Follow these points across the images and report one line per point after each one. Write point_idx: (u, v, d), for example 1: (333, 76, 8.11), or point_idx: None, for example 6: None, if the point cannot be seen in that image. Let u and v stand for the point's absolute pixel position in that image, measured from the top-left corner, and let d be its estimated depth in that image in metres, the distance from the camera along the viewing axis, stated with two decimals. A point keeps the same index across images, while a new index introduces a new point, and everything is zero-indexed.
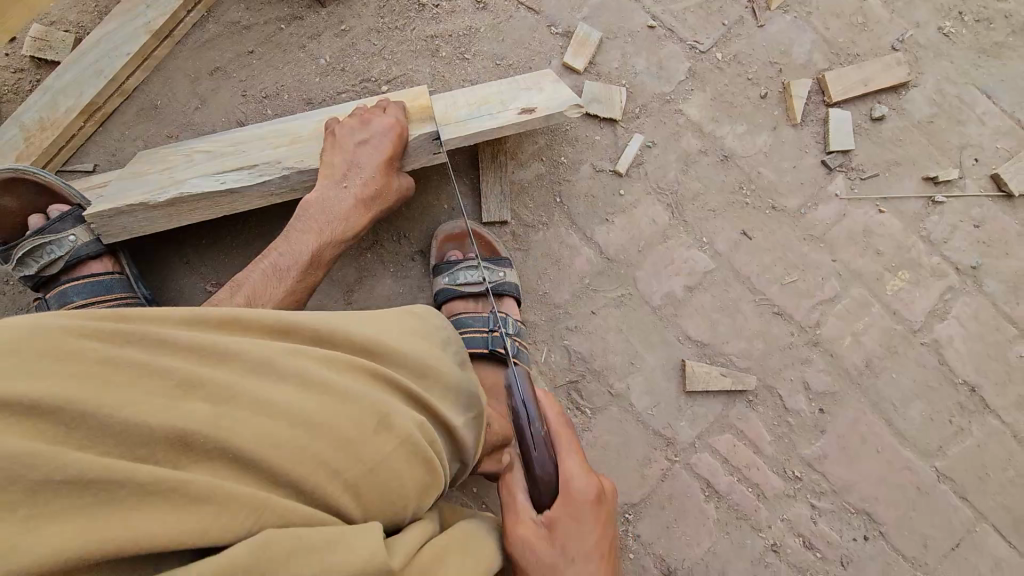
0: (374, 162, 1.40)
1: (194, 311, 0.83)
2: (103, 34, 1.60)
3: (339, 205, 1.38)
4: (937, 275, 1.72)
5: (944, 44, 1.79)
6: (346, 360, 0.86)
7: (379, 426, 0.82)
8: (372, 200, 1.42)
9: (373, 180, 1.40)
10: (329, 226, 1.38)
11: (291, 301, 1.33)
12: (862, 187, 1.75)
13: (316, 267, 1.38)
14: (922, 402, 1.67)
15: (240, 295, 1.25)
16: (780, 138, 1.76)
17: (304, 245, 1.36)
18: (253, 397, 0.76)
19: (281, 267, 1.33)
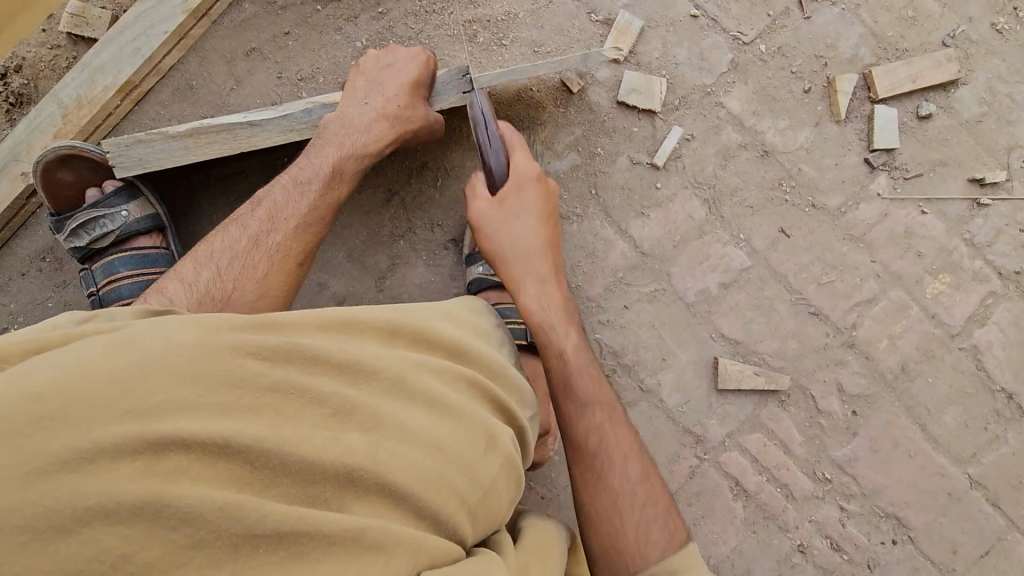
0: (400, 85, 1.35)
1: (321, 318, 0.84)
2: (140, 13, 1.59)
3: (362, 125, 1.32)
4: (978, 280, 1.68)
5: (997, 41, 1.73)
6: (453, 371, 0.89)
7: (492, 447, 0.87)
8: (397, 118, 1.34)
9: (398, 98, 1.33)
10: (350, 140, 1.31)
11: (313, 217, 1.26)
12: (905, 187, 1.71)
13: (339, 181, 1.30)
14: (958, 408, 1.64)
15: (260, 210, 1.23)
16: (822, 135, 1.72)
17: (324, 158, 1.29)
18: (390, 418, 0.79)
19: (302, 181, 1.27)
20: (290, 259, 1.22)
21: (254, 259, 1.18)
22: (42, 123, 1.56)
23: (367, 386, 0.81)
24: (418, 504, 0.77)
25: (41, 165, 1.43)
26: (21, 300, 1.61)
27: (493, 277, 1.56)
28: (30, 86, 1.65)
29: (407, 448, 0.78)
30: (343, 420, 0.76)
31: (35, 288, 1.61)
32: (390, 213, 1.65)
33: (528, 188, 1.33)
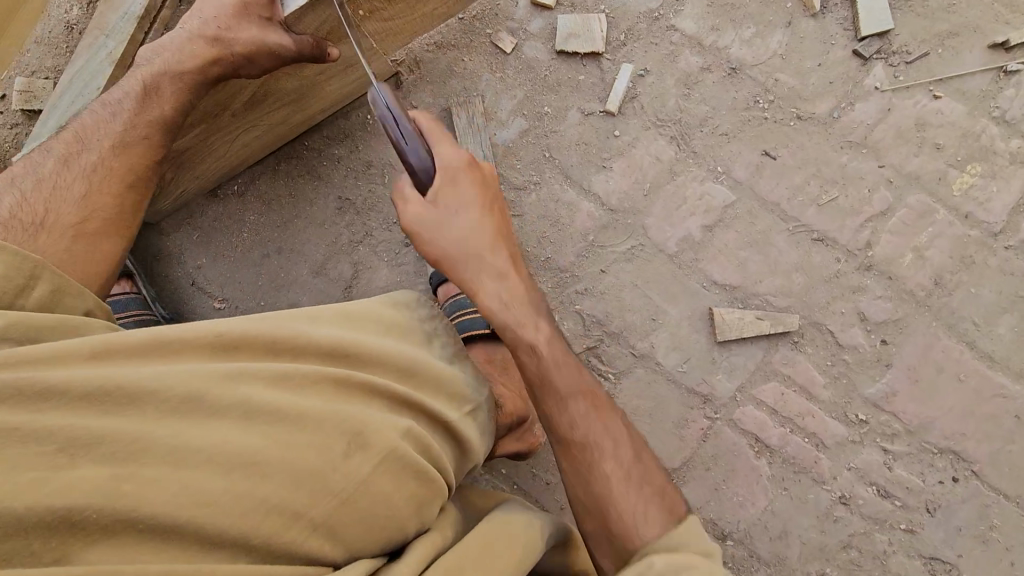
0: (220, 5, 1.17)
1: (114, 340, 0.73)
2: (76, 76, 1.62)
3: (178, 50, 1.16)
4: (1018, 163, 1.42)
5: None
6: (291, 374, 0.76)
7: (348, 449, 0.74)
8: (219, 37, 1.16)
9: (219, 18, 1.16)
10: (163, 61, 1.17)
11: (132, 135, 1.13)
12: (909, 72, 1.46)
13: (157, 101, 1.16)
14: (1013, 316, 1.40)
15: (67, 133, 1.12)
16: (797, 34, 1.50)
17: (134, 78, 1.17)
18: (160, 441, 0.67)
19: (111, 100, 1.15)
20: (111, 181, 1.10)
21: (67, 180, 1.06)
22: None
23: (146, 411, 0.68)
24: (233, 532, 0.66)
25: None
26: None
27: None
28: None
29: (182, 473, 0.66)
30: (83, 449, 0.64)
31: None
32: (346, 220, 1.60)
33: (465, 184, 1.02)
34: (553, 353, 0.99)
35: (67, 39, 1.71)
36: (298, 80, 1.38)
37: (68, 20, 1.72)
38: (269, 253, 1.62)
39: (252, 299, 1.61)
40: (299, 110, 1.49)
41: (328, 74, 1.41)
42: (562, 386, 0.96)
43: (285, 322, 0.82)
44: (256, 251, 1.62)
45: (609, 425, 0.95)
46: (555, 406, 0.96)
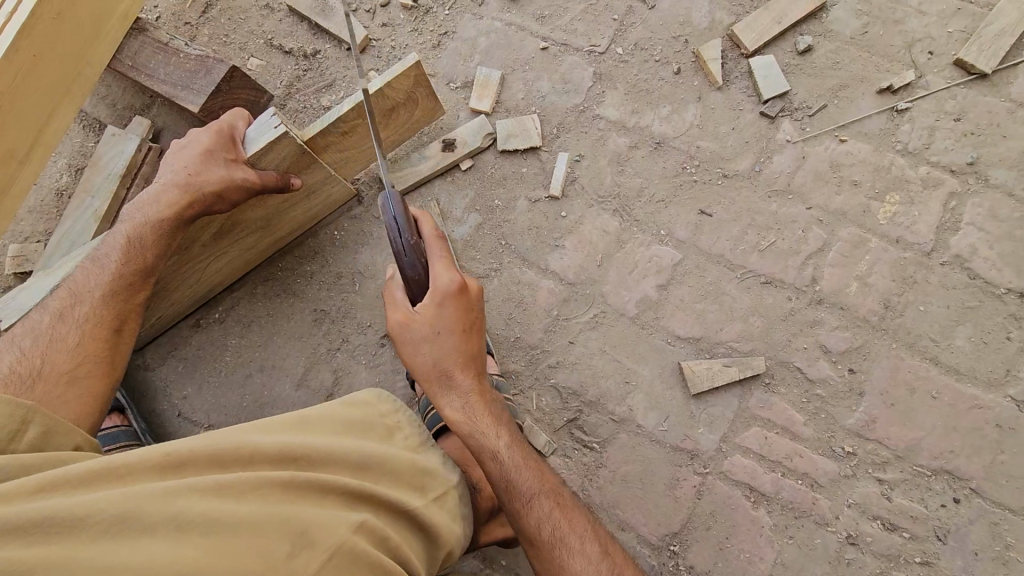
0: (188, 157, 1.32)
1: (64, 473, 0.79)
2: (60, 237, 1.72)
3: (155, 198, 1.30)
4: (931, 186, 1.53)
5: None
6: (236, 482, 0.83)
7: (295, 550, 0.80)
8: (189, 185, 1.30)
9: (188, 165, 1.31)
10: (142, 214, 1.29)
11: (119, 284, 1.27)
12: (813, 123, 1.61)
13: (141, 250, 1.29)
14: (967, 327, 1.45)
15: (62, 290, 1.25)
16: (708, 106, 1.67)
17: (120, 232, 1.30)
18: (103, 561, 0.71)
19: (101, 254, 1.28)
20: (101, 328, 1.23)
21: (62, 332, 1.19)
22: None
23: (90, 536, 0.73)
24: None
25: None
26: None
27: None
28: None
29: None
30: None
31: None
32: (322, 330, 1.68)
33: (448, 304, 1.18)
34: (456, 361, 1.19)
35: (56, 202, 1.88)
36: (262, 214, 1.53)
37: (58, 187, 1.89)
38: (251, 373, 1.68)
39: (233, 422, 1.65)
40: (265, 239, 1.63)
41: (293, 207, 1.58)
42: (435, 290, 1.17)
43: (238, 435, 0.89)
44: (240, 371, 1.69)
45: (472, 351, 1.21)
46: (433, 311, 1.18)
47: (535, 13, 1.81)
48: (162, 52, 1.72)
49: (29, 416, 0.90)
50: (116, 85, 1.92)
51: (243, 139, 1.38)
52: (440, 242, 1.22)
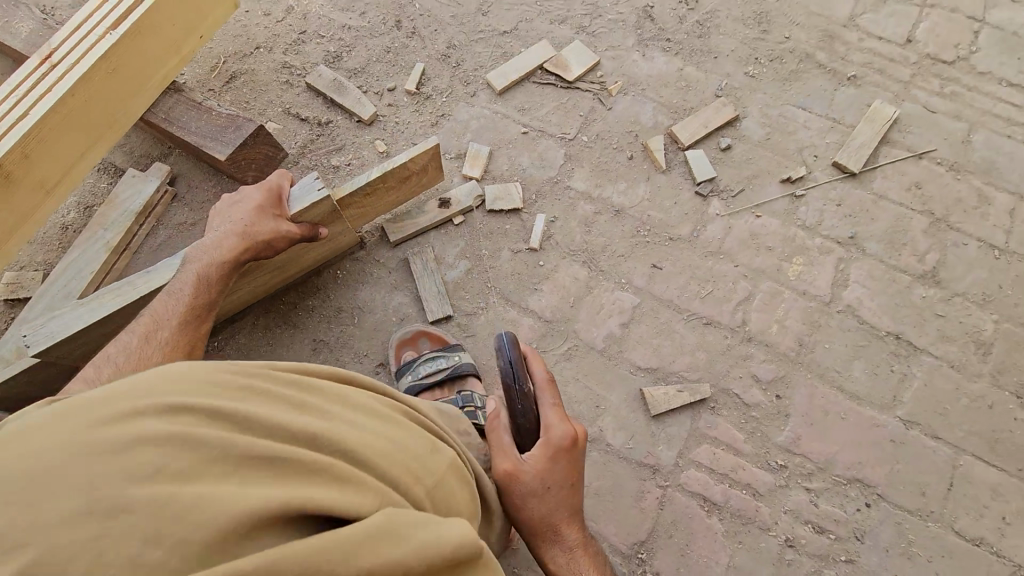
0: (245, 209, 1.54)
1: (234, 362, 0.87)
2: (68, 263, 1.85)
3: (218, 244, 1.49)
4: (825, 252, 1.97)
5: (754, 83, 2.24)
6: (374, 394, 0.96)
7: (432, 449, 0.92)
8: (249, 232, 1.51)
9: (247, 215, 1.53)
10: (208, 257, 1.48)
11: (192, 315, 1.42)
12: (736, 202, 2.05)
13: (207, 288, 1.47)
14: (862, 360, 1.82)
15: (141, 320, 1.37)
16: (655, 184, 2.09)
17: (188, 272, 1.47)
18: (297, 415, 0.80)
19: (175, 290, 1.44)
20: (178, 350, 1.36)
21: (148, 353, 1.30)
22: None
23: (280, 397, 0.82)
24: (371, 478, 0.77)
25: None
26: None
27: (420, 379, 1.67)
28: None
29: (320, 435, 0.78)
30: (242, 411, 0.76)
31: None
32: (320, 357, 1.83)
33: (559, 461, 1.25)
34: (561, 517, 1.27)
35: (60, 236, 1.97)
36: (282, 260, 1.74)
37: (63, 222, 1.99)
38: None
39: None
40: (272, 280, 1.81)
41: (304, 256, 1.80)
42: (550, 443, 1.25)
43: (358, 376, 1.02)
44: None
45: (570, 499, 1.28)
46: (542, 464, 1.24)
47: (517, 105, 2.23)
48: (195, 109, 1.99)
49: None
50: (137, 136, 2.11)
51: (288, 197, 1.64)
52: (552, 390, 1.33)
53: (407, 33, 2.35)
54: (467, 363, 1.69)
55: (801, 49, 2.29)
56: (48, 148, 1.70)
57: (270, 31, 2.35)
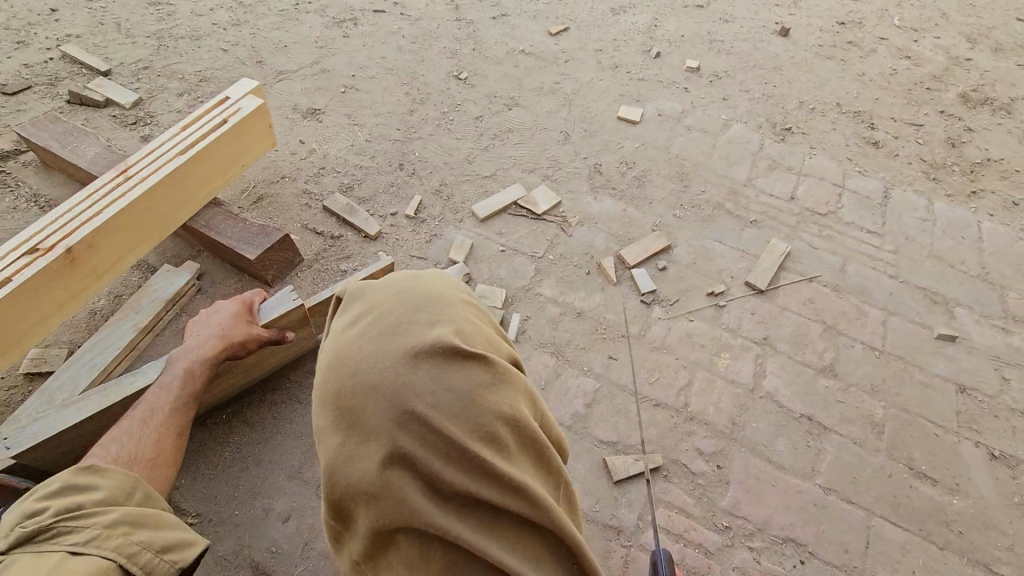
0: (220, 319, 1.87)
1: None
2: (97, 339, 2.11)
3: (199, 346, 1.79)
4: (747, 350, 2.42)
5: (681, 221, 2.88)
6: None
7: None
8: (225, 337, 1.82)
9: (223, 324, 1.85)
10: (191, 357, 1.77)
11: (180, 404, 1.70)
12: (674, 309, 2.53)
13: (192, 381, 1.74)
14: (784, 436, 2.19)
15: (139, 409, 1.66)
16: (609, 293, 2.57)
17: (175, 370, 1.75)
18: None
19: (167, 383, 1.72)
20: (169, 433, 1.64)
21: (144, 434, 1.60)
22: None
23: None
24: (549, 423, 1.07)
25: None
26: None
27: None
28: None
29: None
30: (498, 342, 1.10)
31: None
32: None
33: None
34: None
35: (88, 319, 2.22)
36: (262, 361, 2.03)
37: (93, 308, 2.25)
38: (248, 465, 1.95)
39: (223, 509, 1.86)
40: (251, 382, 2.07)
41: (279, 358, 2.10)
42: None
43: None
44: (237, 463, 1.95)
45: None
46: None
47: (496, 229, 2.75)
48: (230, 219, 2.39)
49: (137, 483, 1.37)
50: (172, 240, 2.48)
51: (258, 309, 1.97)
52: None
53: (408, 173, 2.93)
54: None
55: (714, 199, 2.99)
56: (108, 242, 2.05)
57: (295, 165, 2.87)
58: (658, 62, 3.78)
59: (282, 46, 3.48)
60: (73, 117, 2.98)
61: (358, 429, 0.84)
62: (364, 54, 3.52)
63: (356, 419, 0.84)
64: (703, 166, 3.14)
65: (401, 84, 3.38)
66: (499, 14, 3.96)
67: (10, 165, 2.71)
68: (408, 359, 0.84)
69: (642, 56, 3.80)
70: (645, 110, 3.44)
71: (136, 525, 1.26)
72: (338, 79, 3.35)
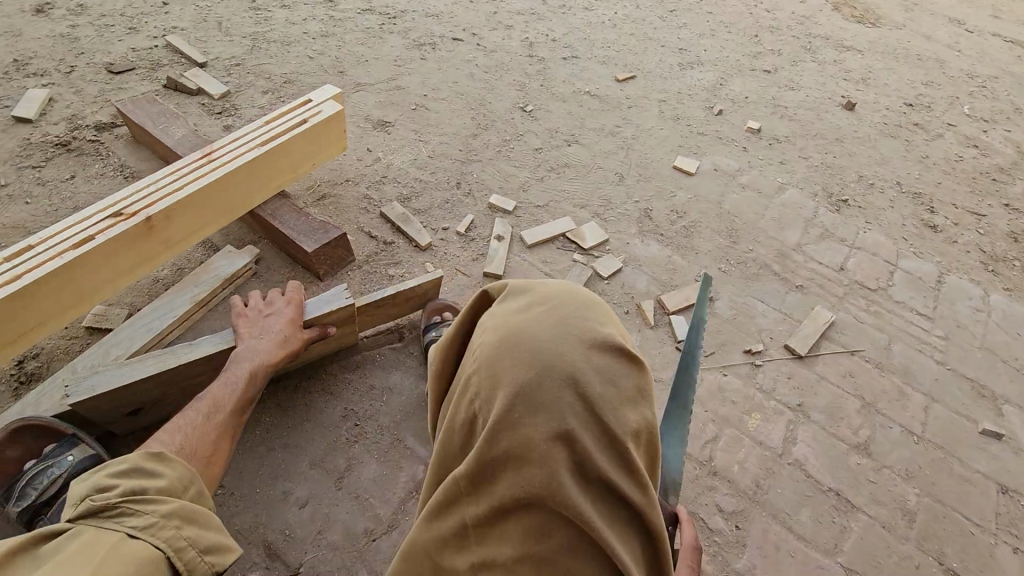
0: (281, 322, 1.98)
1: None
2: (155, 305, 2.23)
3: (263, 349, 1.89)
4: (779, 413, 2.38)
5: (725, 276, 2.88)
6: None
7: None
8: (285, 341, 1.95)
9: (282, 328, 1.97)
10: (255, 358, 1.86)
11: (242, 403, 1.79)
12: (708, 361, 2.52)
13: (254, 382, 1.83)
14: (808, 508, 2.12)
15: (204, 404, 1.71)
16: (645, 336, 2.58)
17: (238, 370, 1.83)
18: None
19: (231, 382, 1.79)
20: (231, 431, 1.73)
21: (209, 432, 1.66)
22: (53, 386, 1.95)
23: None
24: None
25: None
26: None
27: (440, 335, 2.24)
28: (43, 368, 2.10)
29: None
30: None
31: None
32: (347, 424, 2.12)
33: None
34: None
35: (150, 286, 2.36)
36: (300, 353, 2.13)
37: (157, 276, 2.39)
38: (275, 448, 2.04)
39: (247, 487, 1.94)
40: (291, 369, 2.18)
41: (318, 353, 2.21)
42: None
43: None
44: (266, 444, 2.04)
45: None
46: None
47: (542, 257, 2.81)
48: (295, 212, 2.52)
49: (193, 479, 1.41)
50: (237, 224, 2.62)
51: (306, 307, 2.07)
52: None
53: (464, 192, 3.03)
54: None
55: (761, 258, 2.98)
56: (185, 215, 2.17)
57: (360, 170, 3.01)
58: (720, 119, 3.84)
59: (363, 60, 3.69)
60: (166, 101, 3.21)
61: (532, 403, 0.95)
62: (438, 77, 3.70)
63: (535, 393, 0.95)
64: (753, 226, 3.15)
65: (468, 108, 3.53)
66: (570, 56, 4.11)
67: (105, 136, 2.93)
68: (588, 354, 0.99)
69: (704, 112, 3.87)
70: (702, 164, 3.48)
71: (187, 520, 1.30)
72: (411, 97, 3.52)
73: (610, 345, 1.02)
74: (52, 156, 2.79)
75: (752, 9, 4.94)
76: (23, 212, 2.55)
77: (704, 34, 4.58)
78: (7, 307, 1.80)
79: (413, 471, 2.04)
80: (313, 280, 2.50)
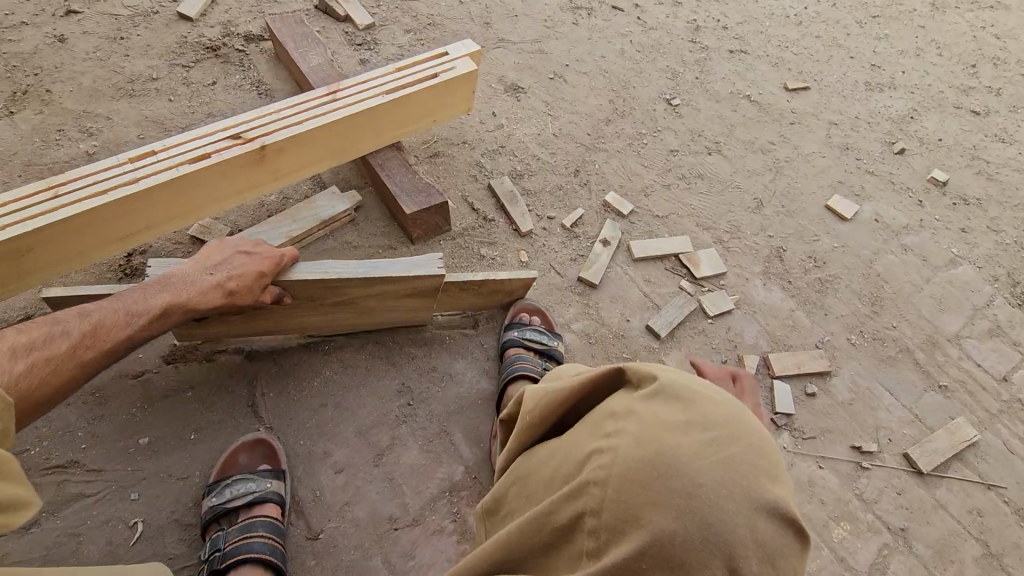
0: (244, 270, 1.77)
1: None
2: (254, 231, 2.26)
3: (196, 291, 1.71)
4: (873, 531, 2.02)
5: (853, 350, 2.46)
6: None
7: None
8: (229, 291, 1.75)
9: (239, 276, 1.76)
10: (180, 296, 1.69)
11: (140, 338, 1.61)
12: (804, 445, 2.19)
13: (163, 322, 1.66)
14: None
15: (89, 320, 1.53)
16: (738, 395, 2.28)
17: (156, 302, 1.65)
18: None
19: (135, 310, 1.61)
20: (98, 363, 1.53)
21: (68, 355, 1.46)
22: None
23: None
24: None
25: (239, 443, 1.86)
26: (59, 423, 1.87)
27: (524, 339, 2.11)
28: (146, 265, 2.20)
29: None
30: None
31: (100, 429, 1.87)
32: (400, 402, 2.06)
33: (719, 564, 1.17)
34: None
35: (254, 210, 2.39)
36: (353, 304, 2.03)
37: (263, 201, 2.41)
38: (327, 405, 2.02)
39: (292, 436, 1.95)
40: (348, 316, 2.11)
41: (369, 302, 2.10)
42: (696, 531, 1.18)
43: None
44: (319, 399, 2.03)
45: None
46: None
47: (646, 275, 2.53)
48: (405, 167, 2.42)
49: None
50: (347, 165, 2.58)
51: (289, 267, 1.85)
52: None
53: (581, 182, 2.79)
54: (559, 351, 2.14)
55: (903, 340, 2.51)
56: (298, 149, 2.13)
57: (480, 134, 2.85)
58: (898, 160, 3.24)
59: (513, 14, 3.46)
60: (314, 21, 3.19)
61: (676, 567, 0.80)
62: (586, 47, 3.40)
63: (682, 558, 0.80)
64: (905, 299, 2.66)
65: (609, 88, 3.23)
66: (738, 50, 3.62)
67: (252, 48, 2.97)
68: (755, 519, 0.82)
69: (880, 147, 3.28)
70: (861, 209, 2.97)
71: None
72: (552, 64, 3.27)
73: (781, 512, 0.84)
74: (201, 58, 2.86)
75: (978, 31, 4.07)
76: (164, 109, 2.65)
77: (907, 52, 3.85)
78: (120, 206, 1.86)
79: (451, 470, 1.96)
80: (405, 242, 2.43)
